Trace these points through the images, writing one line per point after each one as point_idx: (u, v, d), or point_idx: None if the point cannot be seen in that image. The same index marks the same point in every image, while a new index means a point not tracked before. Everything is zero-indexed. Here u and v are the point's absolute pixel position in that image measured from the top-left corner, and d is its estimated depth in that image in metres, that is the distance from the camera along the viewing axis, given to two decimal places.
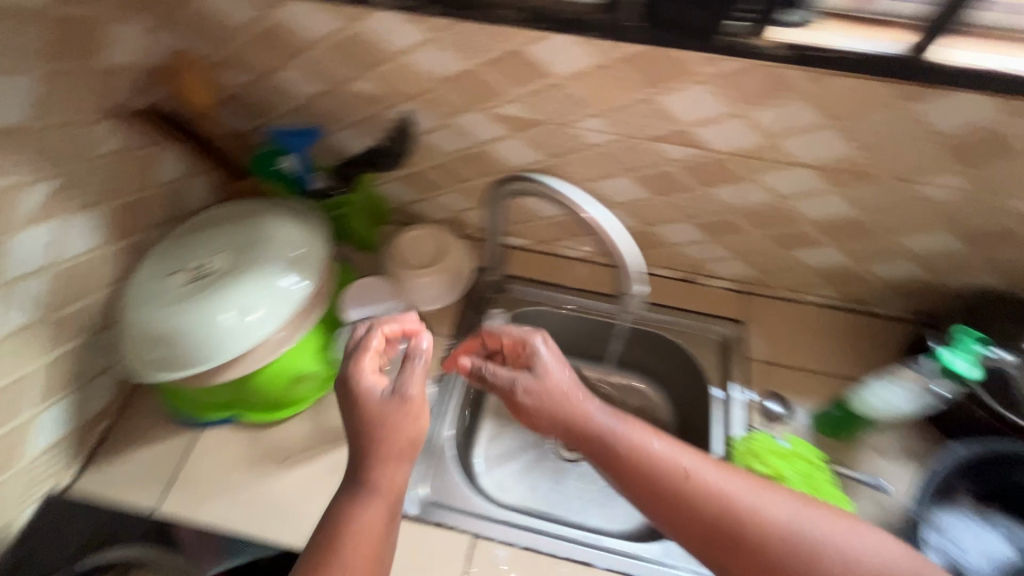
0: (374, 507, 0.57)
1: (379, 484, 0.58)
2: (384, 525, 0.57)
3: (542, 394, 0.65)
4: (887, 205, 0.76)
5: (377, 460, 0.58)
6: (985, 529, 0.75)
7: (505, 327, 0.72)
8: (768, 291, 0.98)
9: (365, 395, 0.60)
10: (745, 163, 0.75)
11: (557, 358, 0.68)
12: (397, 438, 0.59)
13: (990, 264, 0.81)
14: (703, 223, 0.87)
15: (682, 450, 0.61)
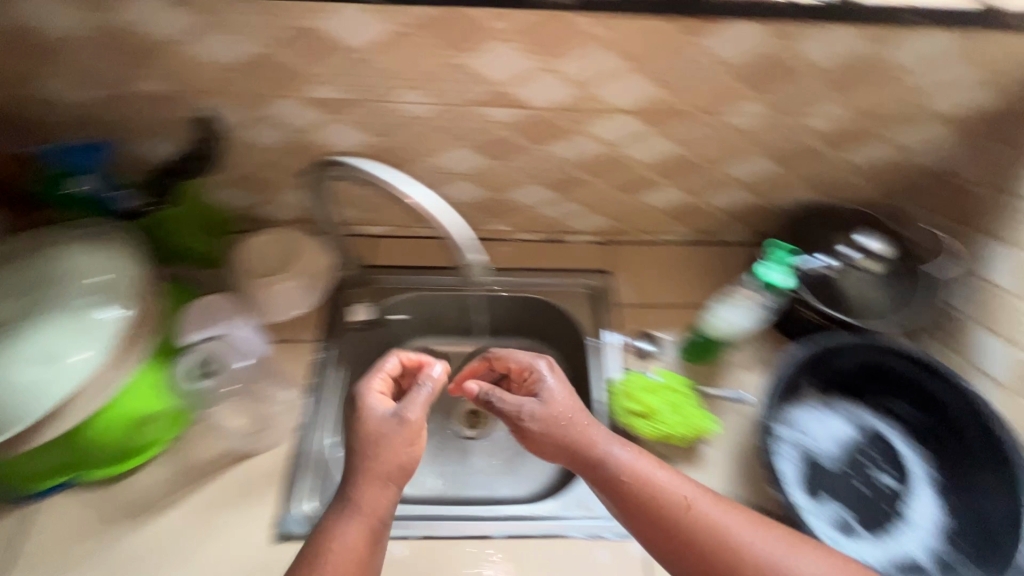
0: (354, 524, 0.58)
1: (361, 502, 0.59)
2: (365, 541, 0.58)
3: (551, 420, 0.68)
4: (707, 138, 0.80)
5: (369, 480, 0.60)
6: (829, 409, 0.86)
7: (524, 352, 0.75)
8: (626, 237, 1.02)
9: (369, 423, 0.63)
10: (565, 114, 0.75)
11: (566, 388, 0.72)
12: (386, 460, 0.61)
13: (802, 181, 0.89)
14: (549, 181, 0.87)
15: (680, 479, 0.64)
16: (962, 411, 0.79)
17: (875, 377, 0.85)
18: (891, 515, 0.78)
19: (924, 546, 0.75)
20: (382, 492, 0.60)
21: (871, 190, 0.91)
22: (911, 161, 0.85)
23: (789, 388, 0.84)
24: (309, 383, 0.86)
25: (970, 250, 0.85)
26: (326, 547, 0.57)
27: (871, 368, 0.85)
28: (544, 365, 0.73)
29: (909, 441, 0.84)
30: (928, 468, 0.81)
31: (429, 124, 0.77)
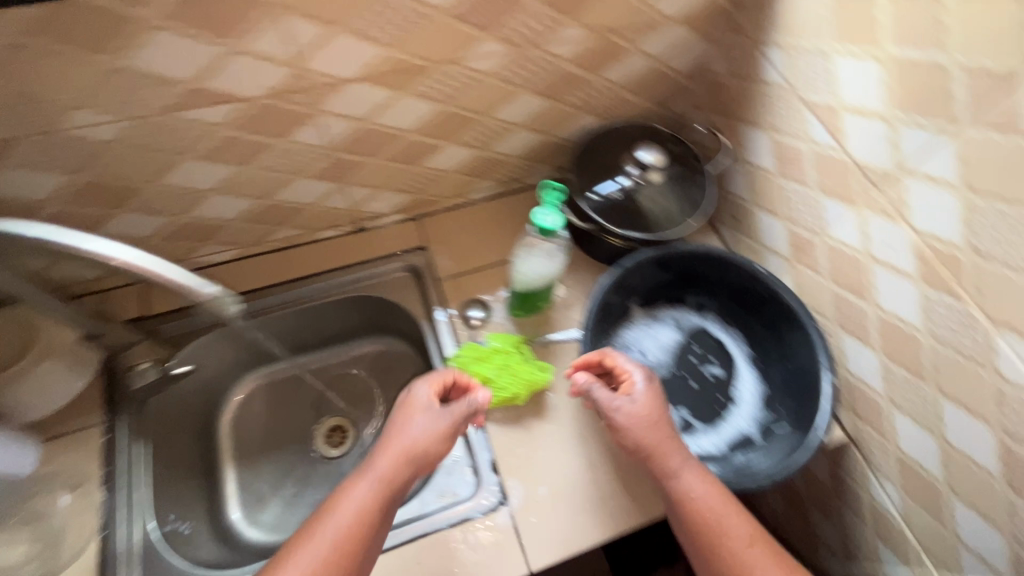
0: (372, 485, 0.64)
1: (379, 470, 0.65)
2: (374, 505, 0.63)
3: (637, 423, 0.68)
4: (460, 90, 0.74)
5: (395, 456, 0.66)
6: (655, 321, 0.91)
7: (627, 360, 0.73)
8: (434, 205, 0.97)
9: (409, 411, 0.70)
10: (286, 97, 0.65)
11: (654, 400, 0.70)
12: (411, 443, 0.67)
13: (578, 110, 0.88)
14: (317, 173, 0.79)
15: (738, 517, 0.64)
16: (756, 290, 0.84)
17: (686, 279, 0.90)
18: (724, 401, 0.84)
19: (751, 420, 0.82)
20: (406, 471, 0.66)
21: (642, 99, 0.92)
22: (667, 65, 0.86)
23: (609, 316, 0.86)
24: (105, 479, 0.74)
25: (736, 140, 0.89)
26: (341, 505, 0.62)
27: (679, 273, 0.89)
28: (640, 374, 0.71)
29: (726, 328, 0.90)
30: (744, 347, 0.88)
31: (133, 144, 0.65)
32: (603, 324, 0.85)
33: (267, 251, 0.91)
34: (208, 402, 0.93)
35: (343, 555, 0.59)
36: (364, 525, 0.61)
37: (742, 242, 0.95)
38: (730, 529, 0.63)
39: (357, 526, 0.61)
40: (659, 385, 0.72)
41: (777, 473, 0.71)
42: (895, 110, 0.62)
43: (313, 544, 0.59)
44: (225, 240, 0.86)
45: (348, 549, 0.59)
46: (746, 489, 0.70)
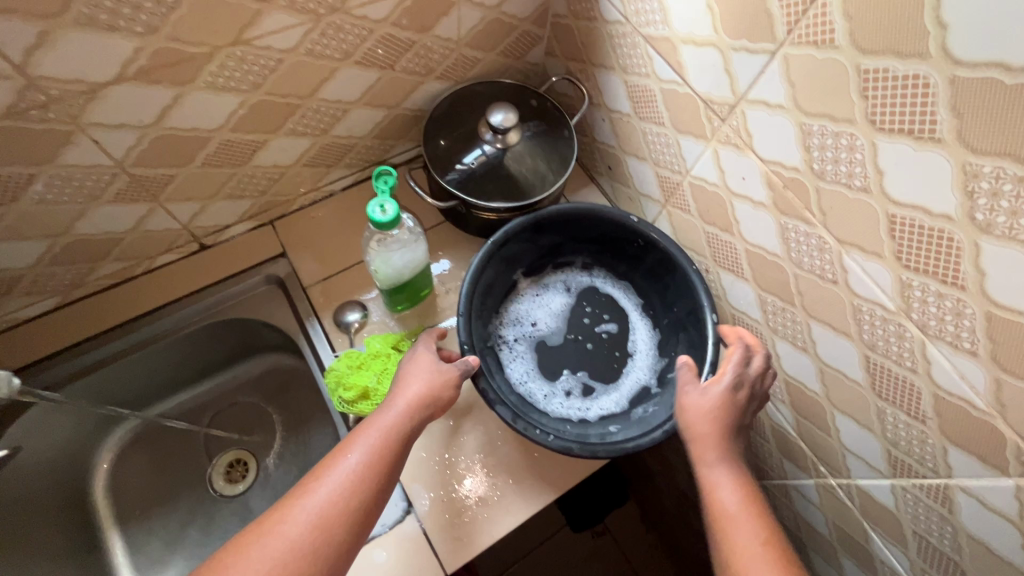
0: (393, 417, 0.61)
1: (401, 403, 0.62)
2: (395, 440, 0.60)
3: (700, 409, 0.66)
4: (264, 75, 0.64)
5: (413, 394, 0.63)
6: (543, 289, 0.87)
7: (744, 359, 0.68)
8: (288, 206, 0.87)
9: (418, 362, 0.67)
10: (28, 115, 0.54)
11: (727, 399, 0.66)
12: (428, 385, 0.64)
13: (419, 76, 0.80)
14: (117, 195, 0.67)
15: (756, 525, 0.58)
16: (634, 240, 0.82)
17: (567, 241, 0.86)
18: (620, 356, 0.82)
19: (648, 369, 0.81)
20: (424, 410, 0.63)
21: (489, 54, 0.84)
22: (506, 13, 0.79)
23: (492, 293, 0.82)
24: None
25: (594, 86, 0.84)
26: (363, 436, 0.59)
27: (558, 236, 0.84)
28: (730, 381, 0.66)
29: (615, 281, 0.87)
30: (634, 297, 0.86)
31: None
32: (486, 304, 0.81)
33: (93, 293, 0.78)
34: (70, 469, 0.82)
35: (371, 476, 0.57)
36: (386, 454, 0.58)
37: (621, 191, 0.92)
38: (746, 537, 0.58)
39: (381, 455, 0.58)
40: (745, 395, 0.67)
41: (670, 423, 0.70)
42: (724, 35, 0.58)
43: (336, 474, 0.56)
44: (31, 291, 0.72)
45: (373, 478, 0.57)
46: (640, 448, 0.68)
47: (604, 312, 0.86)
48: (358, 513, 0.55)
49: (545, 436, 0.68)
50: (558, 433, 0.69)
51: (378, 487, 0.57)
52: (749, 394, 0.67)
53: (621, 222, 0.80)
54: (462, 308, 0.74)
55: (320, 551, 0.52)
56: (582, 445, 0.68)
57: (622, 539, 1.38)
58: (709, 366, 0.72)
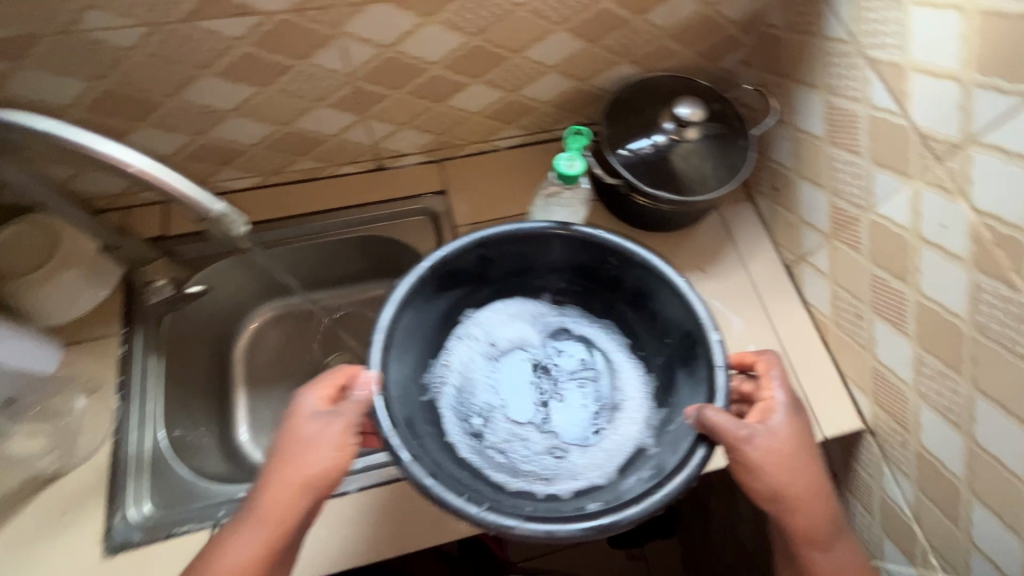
0: (260, 525, 0.56)
1: (269, 505, 0.56)
2: (270, 534, 0.56)
3: (768, 460, 0.57)
4: (490, 22, 0.70)
5: (292, 478, 0.57)
6: (506, 314, 0.76)
7: (783, 390, 0.61)
8: (459, 150, 0.94)
9: (295, 431, 0.58)
10: (308, 14, 0.63)
11: (794, 435, 0.59)
12: (304, 463, 0.57)
13: (615, 56, 0.82)
14: (337, 102, 0.76)
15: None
16: (607, 262, 0.71)
17: (532, 267, 0.74)
18: (595, 411, 0.71)
19: (641, 423, 0.69)
20: (302, 501, 0.57)
21: (686, 51, 0.85)
22: (717, 14, 0.80)
23: (428, 325, 0.70)
24: (118, 386, 0.76)
25: (785, 102, 0.82)
26: (237, 529, 0.57)
27: (520, 262, 0.73)
28: (781, 414, 0.60)
29: (590, 318, 0.77)
30: (619, 334, 0.76)
31: (154, 52, 0.63)
32: (422, 337, 0.70)
33: (285, 182, 0.90)
34: (226, 326, 0.93)
35: None
36: (261, 549, 0.56)
37: (779, 215, 0.89)
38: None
39: (252, 554, 0.56)
40: (806, 418, 0.61)
41: (667, 486, 0.56)
42: (971, 70, 0.55)
43: None
44: (244, 166, 0.84)
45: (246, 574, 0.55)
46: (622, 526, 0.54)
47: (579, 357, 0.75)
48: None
49: (475, 506, 0.54)
50: (493, 503, 0.55)
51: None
52: (806, 418, 0.61)
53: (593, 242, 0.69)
54: (381, 332, 0.62)
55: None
56: (531, 517, 0.54)
57: (657, 566, 1.35)
58: (722, 400, 0.60)
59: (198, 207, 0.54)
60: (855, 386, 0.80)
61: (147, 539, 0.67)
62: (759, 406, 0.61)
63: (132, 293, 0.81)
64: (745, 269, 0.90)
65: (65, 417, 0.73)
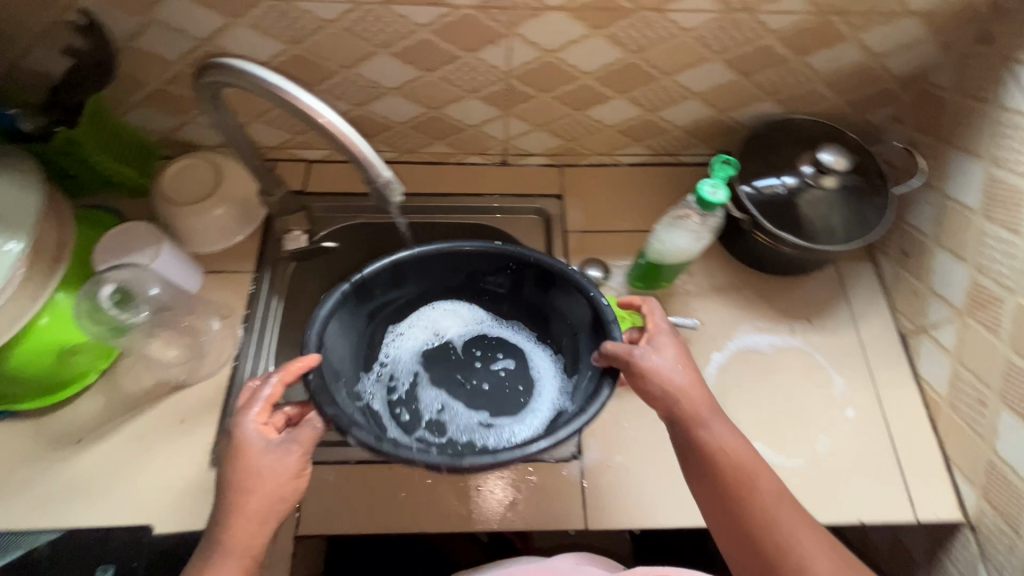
0: (228, 564, 0.54)
1: (234, 540, 0.54)
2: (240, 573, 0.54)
3: (658, 368, 0.61)
4: (653, 42, 0.71)
5: (250, 511, 0.55)
6: (423, 318, 0.79)
7: (662, 316, 0.66)
8: (581, 158, 0.96)
9: (247, 466, 0.55)
10: (489, 12, 0.67)
11: (678, 351, 0.63)
12: (264, 495, 0.55)
13: (763, 93, 0.82)
14: (487, 96, 0.80)
15: (813, 536, 0.58)
16: (507, 266, 0.73)
17: (449, 280, 0.77)
18: (516, 392, 0.75)
19: (557, 391, 0.73)
20: (266, 530, 0.56)
21: (836, 98, 0.83)
22: (879, 65, 0.78)
23: (357, 330, 0.72)
24: (243, 317, 0.84)
25: (938, 166, 0.79)
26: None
27: (432, 277, 0.75)
28: (664, 332, 0.64)
29: (499, 318, 0.80)
30: (526, 330, 0.79)
31: (346, 28, 0.69)
32: (351, 344, 0.71)
33: (416, 161, 0.95)
34: None
35: None
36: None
37: (903, 280, 0.85)
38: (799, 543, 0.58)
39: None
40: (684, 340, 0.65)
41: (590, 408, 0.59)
42: None
43: None
44: (385, 140, 0.90)
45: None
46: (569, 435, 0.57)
47: (494, 352, 0.79)
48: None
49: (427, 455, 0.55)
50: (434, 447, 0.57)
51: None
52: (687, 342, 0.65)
53: (493, 253, 0.71)
54: (313, 328, 0.62)
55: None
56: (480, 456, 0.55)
57: None
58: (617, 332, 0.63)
59: (371, 171, 0.59)
60: (960, 472, 0.75)
61: None
62: (644, 333, 0.65)
63: (268, 235, 0.89)
64: (856, 329, 0.86)
65: (203, 336, 0.81)
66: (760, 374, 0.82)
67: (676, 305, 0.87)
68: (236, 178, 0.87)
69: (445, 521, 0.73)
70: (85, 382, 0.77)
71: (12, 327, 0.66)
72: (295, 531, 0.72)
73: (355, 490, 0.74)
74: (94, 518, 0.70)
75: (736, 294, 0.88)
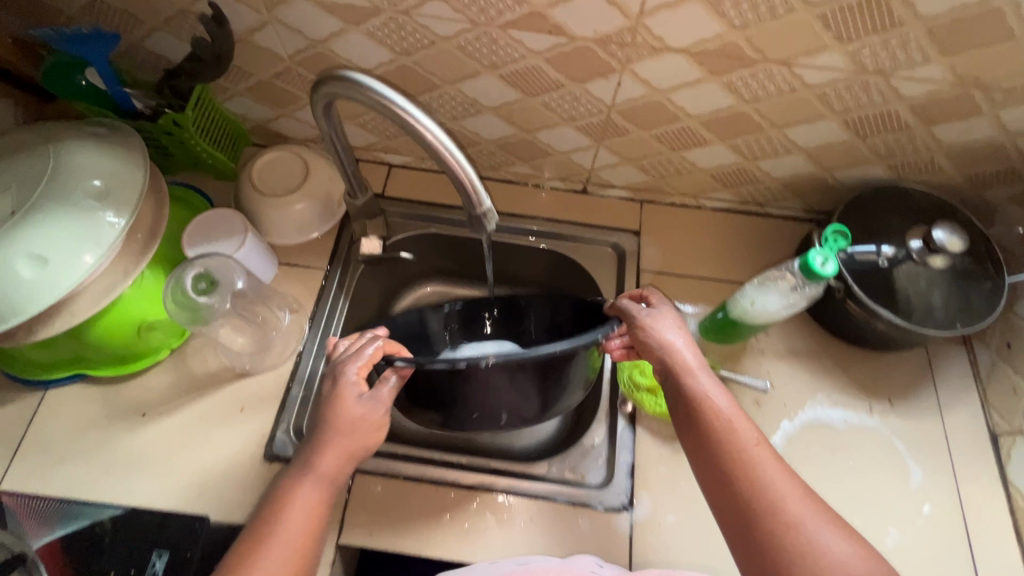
0: (312, 491, 0.57)
1: (320, 471, 0.58)
2: (320, 506, 0.57)
3: (653, 320, 0.64)
4: (771, 94, 0.68)
5: (339, 452, 0.59)
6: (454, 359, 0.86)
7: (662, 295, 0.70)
8: (664, 196, 0.94)
9: (341, 404, 0.60)
10: (607, 47, 0.64)
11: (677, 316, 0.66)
12: (353, 440, 0.59)
13: (876, 157, 0.77)
14: (584, 125, 0.78)
15: (788, 477, 0.55)
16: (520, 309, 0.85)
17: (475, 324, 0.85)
18: None
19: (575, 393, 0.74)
20: (348, 470, 0.59)
21: (954, 171, 0.78)
22: (1012, 145, 0.72)
23: None
24: (310, 314, 0.85)
25: None
26: (285, 516, 0.56)
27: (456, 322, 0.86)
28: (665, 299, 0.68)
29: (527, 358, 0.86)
30: None
31: (459, 46, 0.68)
32: None
33: (497, 178, 0.94)
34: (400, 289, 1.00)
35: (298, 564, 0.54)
36: (316, 521, 0.57)
37: (1002, 373, 0.79)
38: (777, 481, 0.54)
39: (306, 527, 0.56)
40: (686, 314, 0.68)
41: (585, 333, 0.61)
42: None
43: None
44: (470, 155, 0.90)
45: (303, 551, 0.55)
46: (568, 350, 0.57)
47: None
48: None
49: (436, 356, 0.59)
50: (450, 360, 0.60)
51: (312, 553, 0.56)
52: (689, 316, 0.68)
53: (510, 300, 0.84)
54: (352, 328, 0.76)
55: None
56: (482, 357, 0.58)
57: None
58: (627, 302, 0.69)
59: (474, 200, 0.58)
60: None
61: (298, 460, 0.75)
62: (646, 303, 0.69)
63: (344, 235, 0.90)
64: (940, 418, 0.80)
65: (273, 328, 0.82)
66: (831, 451, 0.78)
67: (747, 362, 0.84)
68: (322, 175, 0.88)
69: (484, 554, 0.72)
70: (156, 356, 0.79)
71: (102, 299, 0.68)
72: (337, 537, 0.71)
73: (399, 505, 0.74)
74: (151, 496, 0.71)
75: (813, 361, 0.84)
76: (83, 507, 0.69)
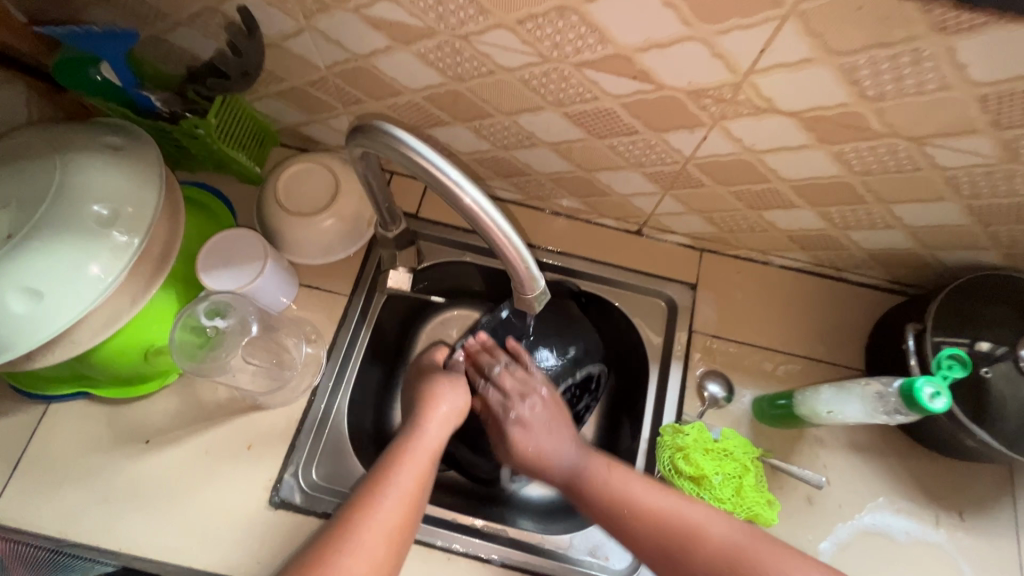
0: (422, 441, 0.64)
1: (427, 429, 0.65)
2: (431, 459, 0.63)
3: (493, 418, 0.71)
4: (888, 169, 0.57)
5: (439, 414, 0.67)
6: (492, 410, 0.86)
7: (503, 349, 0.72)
8: (728, 248, 0.83)
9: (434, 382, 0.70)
10: (699, 102, 0.54)
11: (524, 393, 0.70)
12: (449, 408, 0.68)
13: (994, 244, 0.66)
14: (652, 173, 0.68)
15: (673, 498, 0.61)
16: None
17: None
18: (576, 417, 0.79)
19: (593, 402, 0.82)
20: (448, 427, 0.67)
21: None
22: None
23: None
24: (329, 344, 0.78)
25: None
26: (399, 468, 0.60)
27: None
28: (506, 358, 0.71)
29: None
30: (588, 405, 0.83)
31: (523, 79, 0.58)
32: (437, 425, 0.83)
33: (543, 209, 0.85)
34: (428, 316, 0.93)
35: (413, 503, 0.59)
36: (425, 474, 0.61)
37: None
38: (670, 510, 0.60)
39: (418, 476, 0.60)
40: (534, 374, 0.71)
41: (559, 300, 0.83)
42: None
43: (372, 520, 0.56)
44: (516, 183, 0.80)
45: (411, 501, 0.59)
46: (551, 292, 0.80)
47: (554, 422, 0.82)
48: (407, 528, 0.57)
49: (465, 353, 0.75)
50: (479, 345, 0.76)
51: (422, 502, 0.60)
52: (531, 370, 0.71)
53: None
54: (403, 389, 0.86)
55: (383, 563, 0.55)
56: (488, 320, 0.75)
57: None
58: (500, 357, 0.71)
59: (526, 289, 0.52)
60: None
61: (304, 507, 0.70)
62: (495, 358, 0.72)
63: (370, 258, 0.82)
64: (1016, 541, 0.71)
65: (288, 366, 0.76)
66: (887, 565, 0.70)
67: (802, 450, 0.75)
68: (352, 192, 0.79)
69: None
70: (163, 380, 0.74)
71: (107, 328, 0.62)
72: None
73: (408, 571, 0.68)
74: (149, 535, 0.67)
75: (875, 457, 0.75)
76: (79, 549, 0.66)
